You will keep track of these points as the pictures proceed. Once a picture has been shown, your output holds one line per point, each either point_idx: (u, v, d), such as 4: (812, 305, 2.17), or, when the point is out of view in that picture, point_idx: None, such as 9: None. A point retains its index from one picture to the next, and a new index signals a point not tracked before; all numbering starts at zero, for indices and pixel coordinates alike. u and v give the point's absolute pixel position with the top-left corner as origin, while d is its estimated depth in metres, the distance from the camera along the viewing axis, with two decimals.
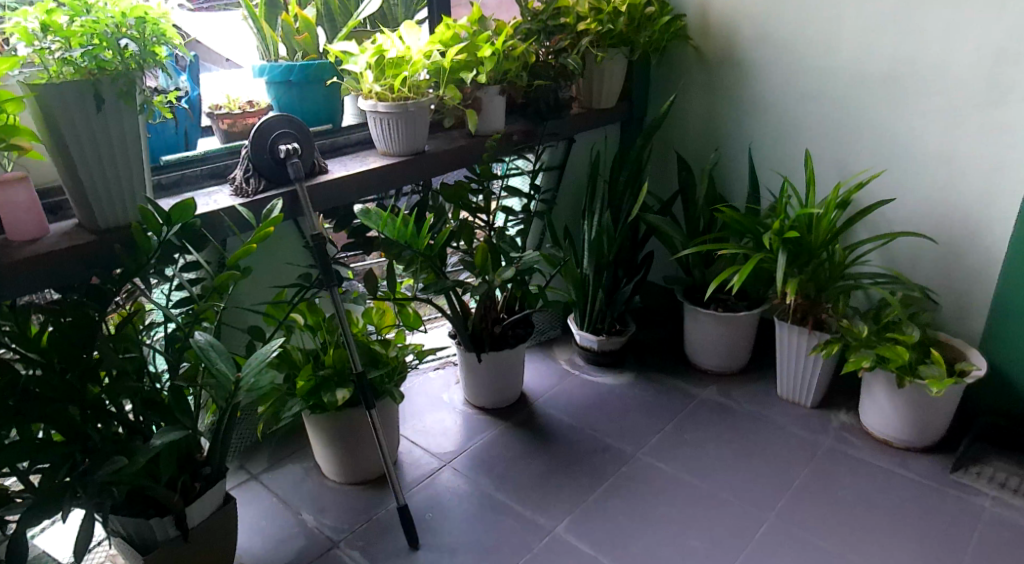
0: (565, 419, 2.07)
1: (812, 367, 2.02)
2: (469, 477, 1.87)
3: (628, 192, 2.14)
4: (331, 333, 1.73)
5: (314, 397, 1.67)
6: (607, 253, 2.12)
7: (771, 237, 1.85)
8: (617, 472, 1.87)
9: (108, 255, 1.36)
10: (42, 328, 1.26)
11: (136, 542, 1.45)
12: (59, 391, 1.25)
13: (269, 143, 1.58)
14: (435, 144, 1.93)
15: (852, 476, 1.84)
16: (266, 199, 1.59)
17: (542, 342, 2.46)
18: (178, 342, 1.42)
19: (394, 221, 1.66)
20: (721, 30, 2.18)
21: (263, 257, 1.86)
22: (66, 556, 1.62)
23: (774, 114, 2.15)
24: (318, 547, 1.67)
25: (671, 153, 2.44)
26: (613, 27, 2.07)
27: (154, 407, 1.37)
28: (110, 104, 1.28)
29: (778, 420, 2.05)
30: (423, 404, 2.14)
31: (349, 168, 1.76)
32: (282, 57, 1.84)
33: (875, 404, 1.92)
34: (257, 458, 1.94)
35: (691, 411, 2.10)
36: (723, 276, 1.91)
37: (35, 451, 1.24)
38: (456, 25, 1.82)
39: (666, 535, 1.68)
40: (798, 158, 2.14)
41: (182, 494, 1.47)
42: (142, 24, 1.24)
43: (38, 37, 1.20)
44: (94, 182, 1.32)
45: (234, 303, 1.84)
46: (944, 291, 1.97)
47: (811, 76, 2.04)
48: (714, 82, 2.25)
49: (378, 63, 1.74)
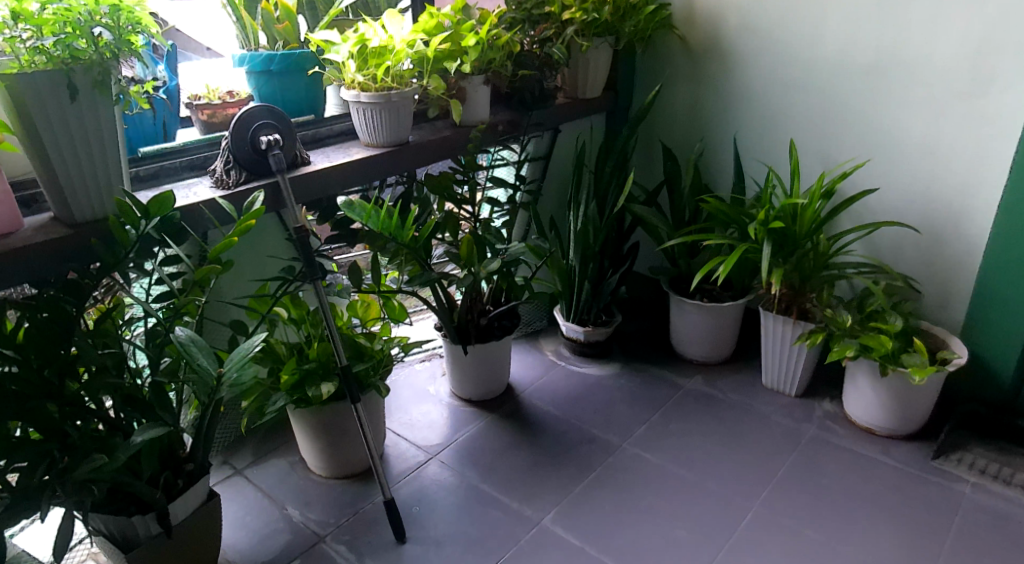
0: (551, 411, 2.06)
1: (796, 357, 2.03)
2: (456, 469, 1.86)
3: (613, 183, 2.13)
4: (315, 326, 1.72)
5: (298, 391, 1.65)
6: (593, 244, 2.11)
7: (755, 228, 1.85)
8: (604, 463, 1.87)
9: (84, 248, 1.33)
10: (18, 324, 1.23)
11: (119, 540, 1.43)
12: (36, 388, 1.23)
13: (250, 135, 1.55)
14: (419, 135, 1.91)
15: (837, 464, 1.85)
16: (247, 190, 1.57)
17: (528, 334, 2.45)
18: (159, 337, 1.36)
19: (378, 212, 1.63)
20: (706, 19, 2.17)
21: (246, 251, 1.84)
22: (45, 555, 1.60)
23: (758, 103, 2.15)
24: (303, 542, 1.66)
25: (655, 144, 2.43)
26: (599, 16, 2.04)
27: (133, 403, 1.34)
28: (85, 94, 1.25)
29: (764, 410, 2.05)
30: (408, 398, 2.12)
31: (332, 159, 1.74)
32: (262, 45, 1.81)
33: (857, 392, 1.93)
34: (241, 452, 1.92)
35: (677, 401, 2.10)
36: (709, 266, 1.91)
37: (12, 449, 1.22)
38: (438, 13, 1.78)
39: (652, 526, 1.68)
40: (783, 149, 2.14)
41: (165, 491, 1.45)
42: (116, 12, 1.20)
43: (9, 25, 1.15)
44: (69, 172, 1.29)
45: (216, 297, 1.82)
46: (927, 281, 1.98)
47: (797, 66, 2.03)
48: (700, 71, 2.24)
49: (360, 52, 1.71)
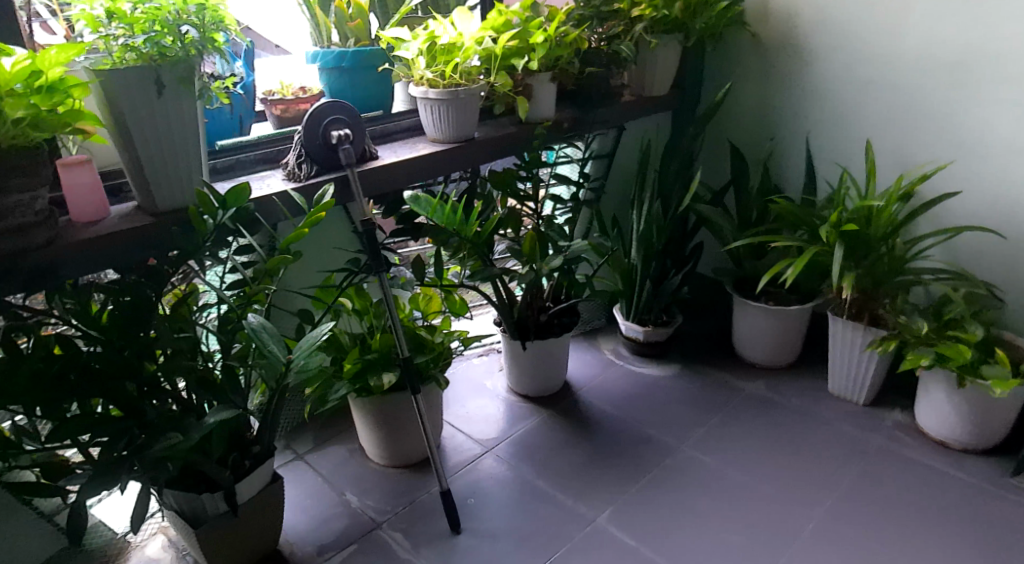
0: (609, 409, 2.05)
1: (866, 364, 1.97)
2: (512, 463, 1.87)
3: (678, 184, 2.12)
4: (378, 318, 1.76)
5: (360, 380, 1.69)
6: (655, 244, 2.09)
7: (828, 230, 1.80)
8: (661, 465, 1.85)
9: (162, 237, 1.39)
10: (103, 307, 1.30)
11: (188, 515, 1.49)
12: (116, 368, 1.28)
13: (322, 130, 1.58)
14: (484, 131, 1.93)
15: (905, 476, 1.80)
16: (318, 183, 1.62)
17: (586, 332, 2.44)
18: (231, 323, 1.43)
19: (443, 207, 1.67)
20: (780, 15, 2.12)
21: (313, 243, 1.89)
22: (121, 526, 1.68)
23: (833, 102, 2.09)
24: (360, 528, 1.70)
25: (723, 143, 2.40)
26: (669, 13, 2.01)
27: (206, 386, 1.37)
28: (170, 90, 1.30)
29: (828, 417, 2.00)
30: (465, 391, 2.15)
31: (399, 154, 1.77)
32: (335, 43, 1.87)
33: (932, 403, 1.87)
34: (302, 438, 1.97)
35: (737, 405, 2.06)
36: (776, 267, 1.86)
37: (94, 424, 1.28)
38: (507, 10, 1.79)
39: (709, 529, 1.67)
40: (859, 150, 2.08)
41: (232, 471, 1.51)
42: (202, 11, 1.28)
43: (104, 24, 1.23)
44: (153, 163, 1.35)
45: (283, 286, 1.88)
46: (1010, 289, 1.90)
47: (876, 63, 1.97)
48: (771, 68, 2.19)
49: (429, 49, 1.74)
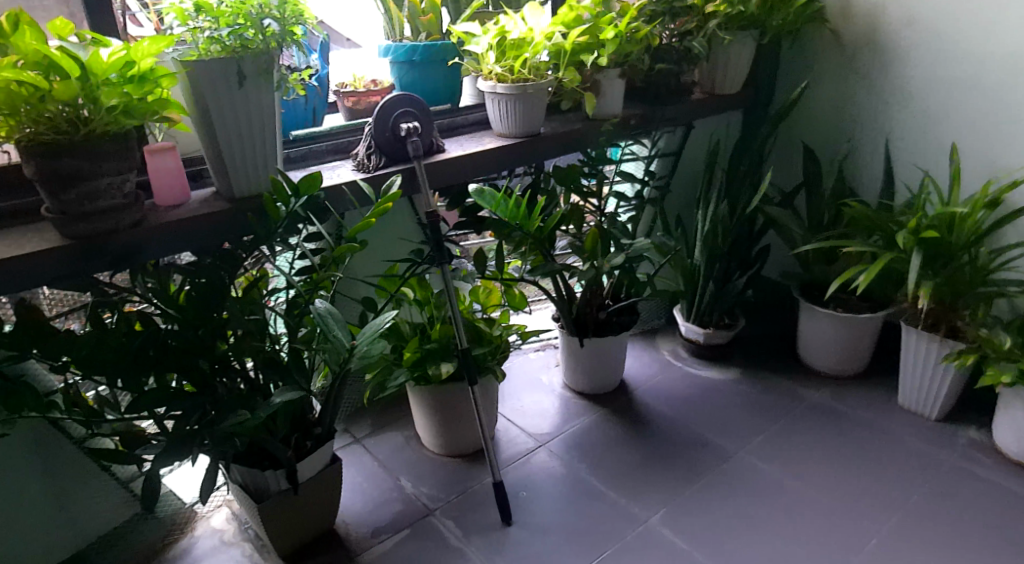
0: (666, 411, 2.04)
1: (940, 378, 1.90)
2: (566, 459, 1.88)
3: (747, 184, 2.08)
4: (439, 309, 1.78)
5: (419, 368, 1.72)
6: (720, 245, 2.06)
7: (905, 237, 1.74)
8: (717, 469, 1.83)
9: (236, 222, 1.45)
10: (180, 288, 1.36)
11: (252, 490, 1.55)
12: (191, 345, 1.34)
13: (391, 122, 1.63)
14: (551, 126, 1.94)
15: (977, 496, 1.73)
16: (386, 174, 1.64)
17: (644, 332, 2.43)
18: (297, 308, 1.48)
19: (507, 202, 1.68)
20: (863, 13, 2.06)
21: (378, 233, 1.94)
22: (190, 496, 1.76)
23: (917, 104, 2.02)
24: (415, 513, 1.73)
25: (796, 144, 2.34)
26: (745, 9, 1.98)
27: (274, 365, 1.43)
28: (251, 81, 1.36)
29: (895, 431, 1.94)
30: (521, 384, 2.17)
31: (466, 148, 1.79)
32: (407, 37, 1.91)
33: (1012, 421, 1.79)
34: (361, 423, 2.03)
35: (799, 413, 2.02)
36: (848, 273, 1.80)
37: (171, 398, 1.34)
38: (579, 5, 1.80)
39: (766, 538, 1.64)
40: (943, 155, 2.01)
41: (295, 451, 1.56)
42: (284, 5, 1.34)
43: (192, 17, 1.29)
44: (233, 150, 1.40)
45: (348, 274, 1.94)
46: None
47: (966, 61, 1.90)
48: (851, 68, 2.13)
49: (500, 44, 1.76)
